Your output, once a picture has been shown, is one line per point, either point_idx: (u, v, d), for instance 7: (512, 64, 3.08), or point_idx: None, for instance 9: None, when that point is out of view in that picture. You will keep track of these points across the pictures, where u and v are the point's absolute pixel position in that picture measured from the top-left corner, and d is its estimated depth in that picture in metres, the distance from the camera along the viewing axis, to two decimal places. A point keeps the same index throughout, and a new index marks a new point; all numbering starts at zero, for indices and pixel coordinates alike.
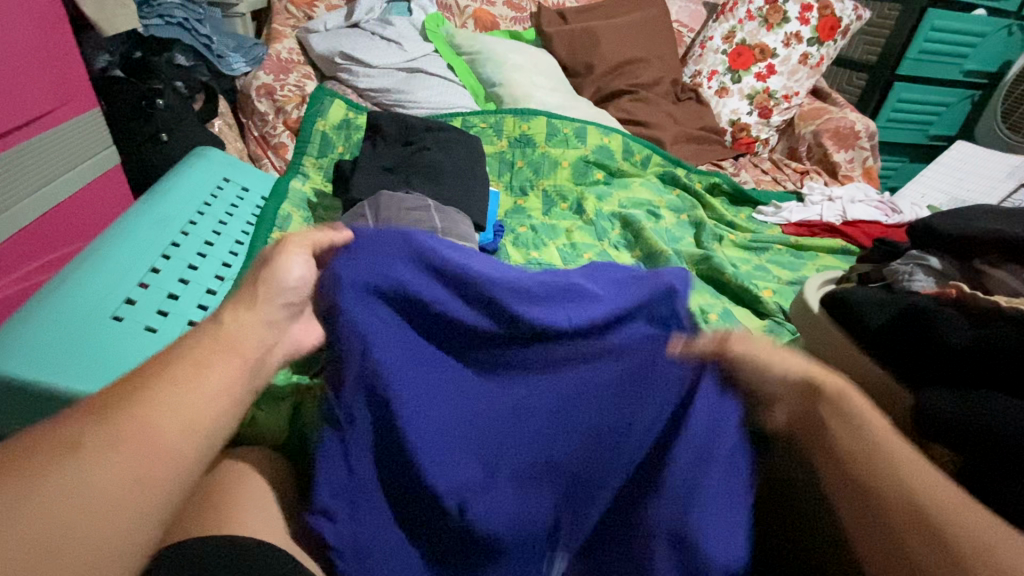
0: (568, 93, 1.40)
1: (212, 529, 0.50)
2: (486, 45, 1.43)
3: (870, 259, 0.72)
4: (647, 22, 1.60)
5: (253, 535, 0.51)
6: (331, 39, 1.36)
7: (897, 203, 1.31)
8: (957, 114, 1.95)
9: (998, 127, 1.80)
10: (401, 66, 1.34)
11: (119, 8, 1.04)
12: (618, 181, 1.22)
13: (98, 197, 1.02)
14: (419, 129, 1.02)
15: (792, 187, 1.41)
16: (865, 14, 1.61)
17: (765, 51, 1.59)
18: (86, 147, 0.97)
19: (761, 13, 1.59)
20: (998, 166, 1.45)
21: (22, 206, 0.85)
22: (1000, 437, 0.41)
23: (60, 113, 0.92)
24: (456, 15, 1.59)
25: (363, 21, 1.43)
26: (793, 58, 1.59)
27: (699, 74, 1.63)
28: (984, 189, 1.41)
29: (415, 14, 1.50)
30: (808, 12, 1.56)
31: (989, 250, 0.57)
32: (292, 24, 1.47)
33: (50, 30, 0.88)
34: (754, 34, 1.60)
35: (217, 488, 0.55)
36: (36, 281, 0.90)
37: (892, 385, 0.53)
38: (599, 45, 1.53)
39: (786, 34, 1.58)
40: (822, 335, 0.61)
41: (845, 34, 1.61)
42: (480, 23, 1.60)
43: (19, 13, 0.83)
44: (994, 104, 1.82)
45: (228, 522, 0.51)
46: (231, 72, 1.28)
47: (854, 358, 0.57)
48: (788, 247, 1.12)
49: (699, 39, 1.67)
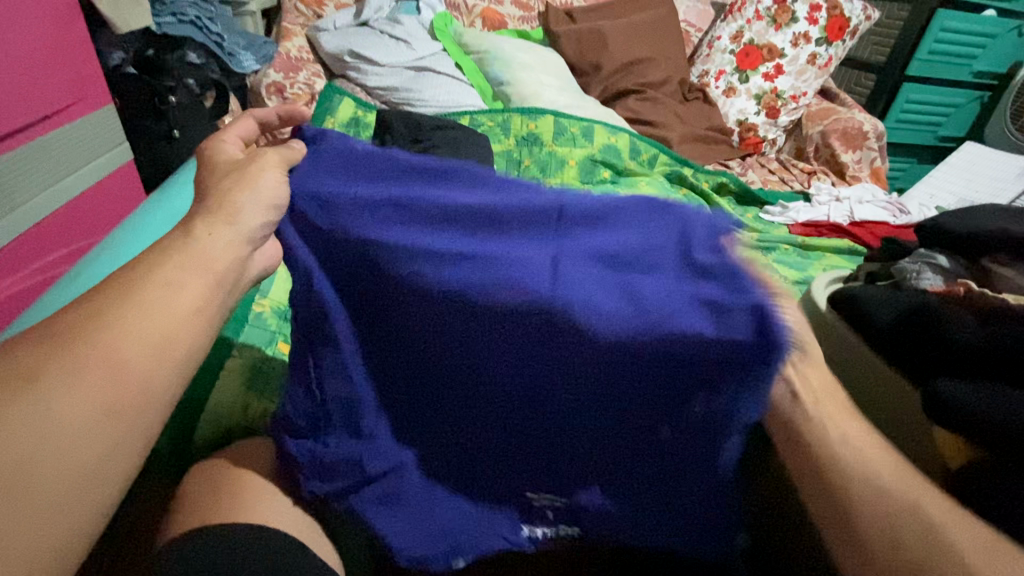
0: (576, 92, 1.41)
1: (227, 518, 0.52)
2: (494, 44, 1.44)
3: (878, 257, 0.72)
4: (655, 21, 1.60)
5: (264, 522, 0.52)
6: (340, 37, 1.37)
7: (905, 203, 1.31)
8: (967, 115, 1.94)
9: (1007, 129, 1.79)
10: (410, 64, 1.34)
11: (133, 5, 1.05)
12: (624, 180, 1.22)
13: (113, 193, 1.03)
14: (427, 127, 1.03)
15: (799, 188, 1.41)
16: (874, 14, 1.61)
17: (773, 51, 1.59)
18: (100, 143, 0.98)
19: (769, 13, 1.59)
20: (1007, 167, 1.45)
21: (38, 201, 0.87)
22: (998, 427, 0.42)
23: (75, 108, 0.93)
24: (464, 13, 1.60)
25: (372, 20, 1.44)
26: (801, 58, 1.59)
27: (706, 73, 1.62)
28: (992, 190, 1.41)
29: (423, 13, 1.51)
30: (817, 12, 1.56)
31: (995, 249, 0.57)
32: (302, 22, 1.48)
33: (64, 26, 0.89)
34: (762, 34, 1.59)
35: (228, 474, 0.56)
36: (52, 274, 0.92)
37: (890, 375, 0.55)
38: (607, 45, 1.53)
39: (795, 34, 1.58)
40: (829, 337, 0.61)
41: (854, 34, 1.61)
42: (488, 22, 1.61)
43: (37, 11, 0.84)
44: (1003, 105, 1.81)
45: (241, 510, 0.53)
46: (241, 70, 1.28)
47: (861, 357, 0.58)
48: (795, 247, 1.12)
49: (707, 39, 1.67)
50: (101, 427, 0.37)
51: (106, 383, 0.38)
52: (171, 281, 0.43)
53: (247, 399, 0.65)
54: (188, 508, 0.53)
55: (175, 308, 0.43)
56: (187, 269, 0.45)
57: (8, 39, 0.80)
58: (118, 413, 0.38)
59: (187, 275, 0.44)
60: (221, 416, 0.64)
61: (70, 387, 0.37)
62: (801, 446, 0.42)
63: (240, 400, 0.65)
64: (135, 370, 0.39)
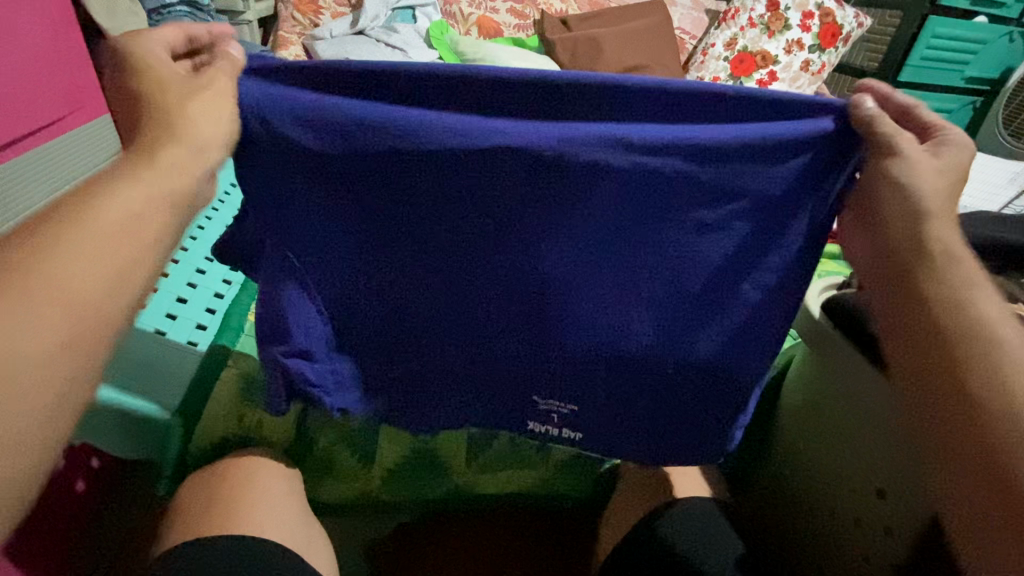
0: None
1: (223, 528, 0.52)
2: (490, 51, 1.45)
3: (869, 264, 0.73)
4: (649, 29, 1.62)
5: (260, 533, 0.52)
6: (337, 46, 1.38)
7: None
8: (959, 121, 1.96)
9: (999, 134, 1.80)
10: None
11: (129, 15, 1.06)
12: None
13: None
14: None
15: None
16: (866, 21, 1.63)
17: (766, 58, 1.60)
18: (96, 152, 0.99)
19: (763, 20, 1.60)
20: (1000, 173, 1.47)
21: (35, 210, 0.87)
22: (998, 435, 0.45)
23: (72, 119, 0.94)
24: (460, 22, 1.61)
25: (368, 28, 1.44)
26: (794, 64, 1.60)
27: (701, 80, 1.63)
28: (987, 195, 1.42)
29: (419, 21, 1.51)
30: (810, 20, 1.58)
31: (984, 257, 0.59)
32: (298, 31, 1.49)
33: (61, 37, 0.90)
34: (756, 42, 1.61)
35: (223, 484, 0.56)
36: None
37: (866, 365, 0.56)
38: (602, 52, 1.55)
39: (788, 41, 1.60)
40: (820, 345, 0.62)
41: (846, 41, 1.62)
42: (483, 31, 1.62)
43: (33, 20, 0.85)
44: (995, 111, 1.82)
45: (236, 521, 0.53)
46: None
47: (852, 364, 0.58)
48: None
49: (702, 46, 1.68)
50: (57, 378, 0.36)
51: (60, 315, 0.36)
52: (132, 211, 0.41)
53: (242, 408, 0.64)
54: (183, 518, 0.54)
55: (139, 250, 0.41)
56: (149, 203, 0.42)
57: (6, 49, 0.80)
58: (73, 349, 0.37)
59: (145, 204, 0.42)
60: (218, 427, 0.64)
61: (22, 322, 0.35)
62: (937, 360, 0.44)
63: (237, 409, 0.64)
64: (83, 292, 0.38)
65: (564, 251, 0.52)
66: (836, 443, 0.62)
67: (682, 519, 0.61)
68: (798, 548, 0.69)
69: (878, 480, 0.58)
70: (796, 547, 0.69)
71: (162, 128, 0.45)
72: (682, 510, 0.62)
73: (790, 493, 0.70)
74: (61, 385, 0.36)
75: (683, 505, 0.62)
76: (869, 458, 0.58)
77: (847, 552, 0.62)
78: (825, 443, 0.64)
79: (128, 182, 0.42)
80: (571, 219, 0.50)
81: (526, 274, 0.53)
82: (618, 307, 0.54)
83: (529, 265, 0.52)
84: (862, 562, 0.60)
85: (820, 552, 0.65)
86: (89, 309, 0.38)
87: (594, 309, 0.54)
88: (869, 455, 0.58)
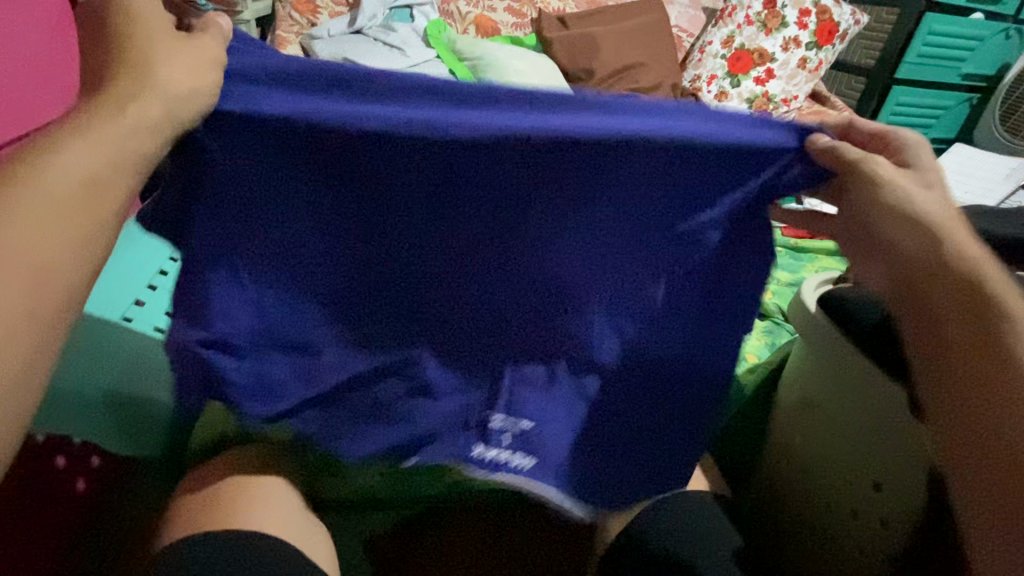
0: None
1: (223, 524, 0.52)
2: (487, 50, 1.45)
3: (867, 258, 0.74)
4: (646, 27, 1.62)
5: (260, 528, 0.53)
6: (334, 45, 1.38)
7: None
8: (956, 118, 1.96)
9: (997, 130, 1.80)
10: (404, 71, 1.35)
11: None
12: None
13: None
14: None
15: None
16: (863, 18, 1.63)
17: (764, 55, 1.61)
18: None
19: (760, 18, 1.61)
20: (997, 169, 1.47)
21: None
22: None
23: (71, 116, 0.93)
24: (458, 21, 1.62)
25: (366, 27, 1.45)
26: (792, 62, 1.61)
27: (699, 78, 1.64)
28: (984, 190, 1.42)
29: (417, 20, 1.52)
30: (806, 17, 1.59)
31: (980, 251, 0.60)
32: (296, 31, 1.49)
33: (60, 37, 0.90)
34: (753, 39, 1.61)
35: (220, 484, 0.56)
36: None
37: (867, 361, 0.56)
38: (600, 50, 1.55)
39: (785, 39, 1.60)
40: (815, 335, 0.63)
41: (843, 39, 1.63)
42: (481, 29, 1.62)
43: (30, 20, 0.85)
44: (991, 108, 1.83)
45: (236, 517, 0.53)
46: None
47: (849, 359, 0.59)
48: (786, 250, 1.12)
49: (699, 44, 1.68)
50: (20, 340, 0.35)
51: None
52: (92, 171, 0.39)
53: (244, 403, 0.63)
54: (183, 514, 0.54)
55: (103, 207, 0.40)
56: (113, 162, 0.40)
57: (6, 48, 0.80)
58: (38, 317, 0.35)
59: (107, 160, 0.40)
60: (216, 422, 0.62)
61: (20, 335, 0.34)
62: (960, 339, 0.43)
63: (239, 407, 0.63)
64: (47, 252, 0.36)
65: (565, 243, 0.53)
66: (831, 436, 0.63)
67: (681, 514, 0.61)
68: (793, 544, 0.69)
69: (873, 473, 0.58)
70: (789, 540, 0.70)
71: (137, 76, 0.42)
72: (680, 504, 0.62)
73: (786, 487, 0.70)
74: (26, 343, 0.35)
75: (680, 498, 0.63)
76: (864, 451, 0.59)
77: (841, 544, 0.63)
78: (820, 435, 0.64)
79: (87, 137, 0.40)
80: (561, 228, 0.52)
81: (445, 287, 0.54)
82: (621, 280, 0.55)
83: (469, 271, 0.54)
84: (858, 555, 0.61)
85: (817, 547, 0.66)
86: (48, 268, 0.36)
87: (597, 304, 0.56)
88: (864, 448, 0.59)
